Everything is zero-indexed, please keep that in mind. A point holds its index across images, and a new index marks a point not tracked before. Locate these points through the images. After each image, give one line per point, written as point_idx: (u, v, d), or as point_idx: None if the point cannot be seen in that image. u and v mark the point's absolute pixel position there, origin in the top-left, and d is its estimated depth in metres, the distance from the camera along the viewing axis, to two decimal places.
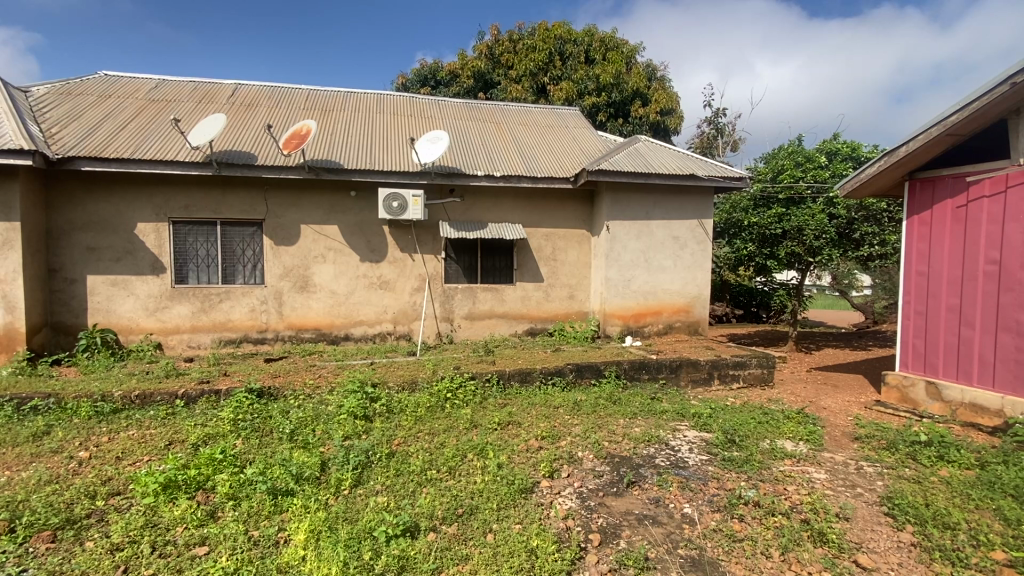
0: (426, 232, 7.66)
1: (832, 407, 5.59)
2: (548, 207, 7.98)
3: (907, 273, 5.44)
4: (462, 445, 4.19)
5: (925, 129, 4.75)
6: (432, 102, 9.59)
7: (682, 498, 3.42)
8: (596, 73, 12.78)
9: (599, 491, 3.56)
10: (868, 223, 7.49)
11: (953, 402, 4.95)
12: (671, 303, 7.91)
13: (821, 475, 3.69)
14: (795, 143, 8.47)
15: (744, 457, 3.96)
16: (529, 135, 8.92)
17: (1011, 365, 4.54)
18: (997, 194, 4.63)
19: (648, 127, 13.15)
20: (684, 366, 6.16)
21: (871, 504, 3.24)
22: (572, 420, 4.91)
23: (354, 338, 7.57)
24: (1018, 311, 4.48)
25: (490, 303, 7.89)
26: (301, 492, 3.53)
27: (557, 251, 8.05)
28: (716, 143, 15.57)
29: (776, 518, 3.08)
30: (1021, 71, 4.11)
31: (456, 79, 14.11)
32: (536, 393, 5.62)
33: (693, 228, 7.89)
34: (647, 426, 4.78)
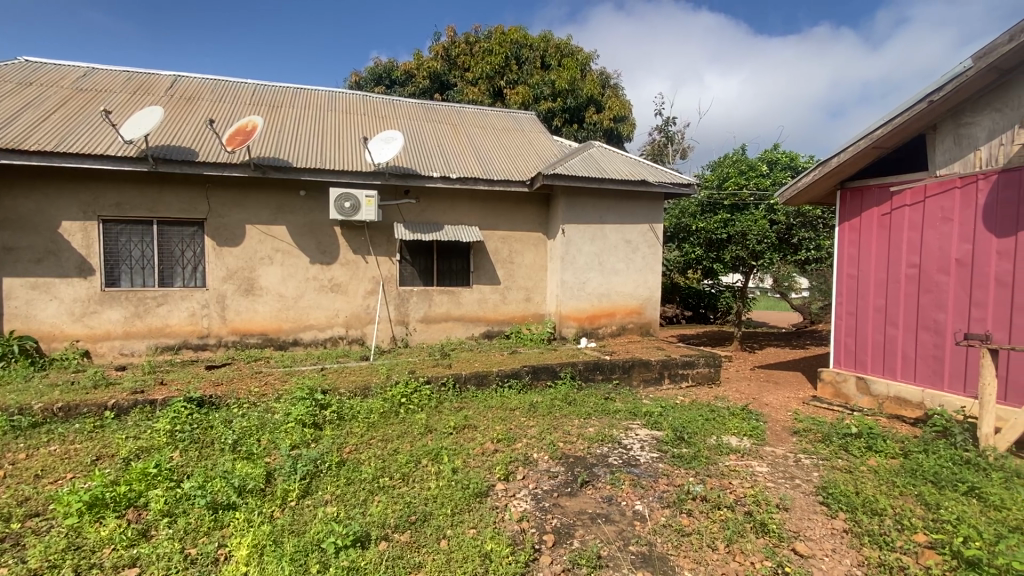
0: (380, 233, 7.50)
1: (773, 403, 5.88)
2: (504, 209, 8.00)
3: (839, 276, 5.82)
4: (417, 450, 4.12)
5: (854, 141, 5.09)
6: (386, 101, 9.42)
7: (634, 496, 3.49)
8: (551, 79, 12.91)
9: (553, 491, 3.58)
10: (805, 229, 7.98)
11: (880, 396, 5.33)
12: (624, 304, 8.09)
13: (763, 468, 3.87)
14: (739, 152, 8.88)
15: (693, 454, 4.10)
16: (485, 137, 8.92)
17: (929, 360, 4.93)
18: (916, 203, 5.03)
19: (602, 133, 13.42)
20: (636, 366, 6.33)
21: (808, 494, 3.43)
22: (528, 422, 4.93)
23: (304, 343, 7.31)
24: (936, 311, 4.87)
25: (446, 306, 7.81)
26: (245, 505, 3.36)
27: (513, 254, 8.07)
28: (666, 150, 16.13)
29: (721, 511, 3.19)
30: (937, 90, 4.48)
31: (412, 79, 13.99)
32: (492, 396, 5.62)
33: (644, 232, 8.11)
34: (601, 426, 4.87)
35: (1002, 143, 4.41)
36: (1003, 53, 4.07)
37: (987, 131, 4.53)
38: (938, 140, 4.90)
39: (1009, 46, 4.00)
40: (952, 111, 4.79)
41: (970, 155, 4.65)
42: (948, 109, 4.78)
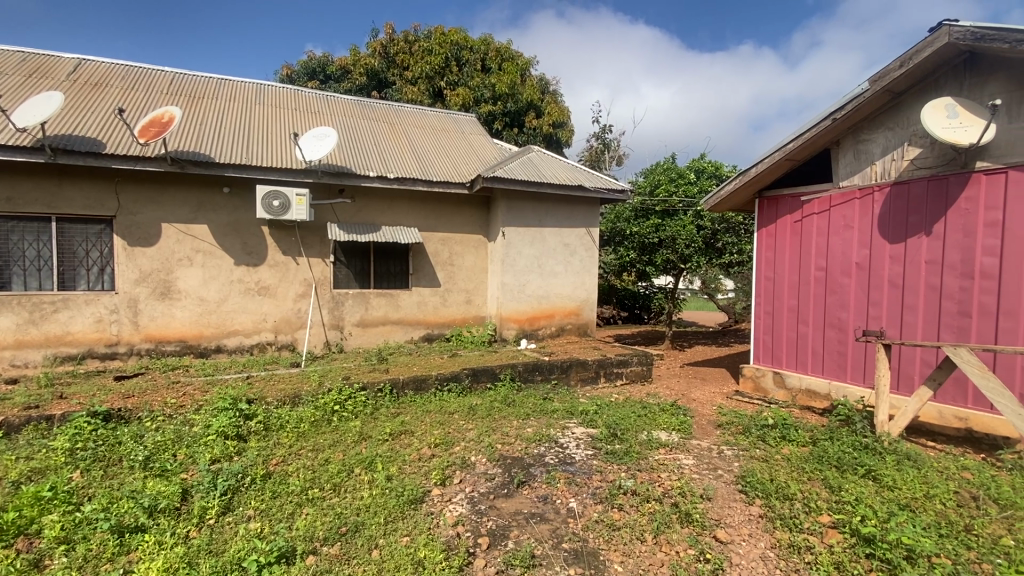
0: (313, 234, 7.20)
1: (700, 398, 6.21)
2: (444, 211, 7.92)
3: (758, 278, 6.24)
4: (349, 459, 3.99)
5: (769, 153, 5.49)
6: (320, 96, 9.06)
7: (568, 493, 3.56)
8: (492, 82, 12.96)
9: (489, 494, 3.58)
10: (728, 234, 8.52)
11: (794, 389, 5.77)
12: (563, 306, 8.25)
13: (689, 461, 4.08)
14: (670, 160, 9.32)
15: (625, 449, 4.24)
16: (424, 137, 8.80)
17: (835, 355, 5.39)
18: (823, 212, 5.50)
19: (542, 138, 13.62)
20: (573, 366, 6.47)
21: (729, 483, 3.65)
22: (466, 425, 4.90)
23: (228, 349, 6.88)
24: (840, 310, 5.34)
25: (384, 309, 7.61)
26: (156, 526, 3.11)
27: (453, 256, 8.01)
28: (603, 157, 16.65)
29: (650, 504, 3.32)
30: (839, 109, 4.93)
31: (348, 75, 13.58)
32: (431, 400, 5.54)
33: (582, 236, 8.32)
34: (539, 426, 4.93)
35: (894, 158, 4.91)
36: (895, 78, 4.55)
37: (881, 148, 5.03)
38: (841, 154, 5.38)
39: (900, 71, 4.48)
40: (852, 129, 5.28)
41: (868, 169, 5.13)
42: (848, 127, 5.26)
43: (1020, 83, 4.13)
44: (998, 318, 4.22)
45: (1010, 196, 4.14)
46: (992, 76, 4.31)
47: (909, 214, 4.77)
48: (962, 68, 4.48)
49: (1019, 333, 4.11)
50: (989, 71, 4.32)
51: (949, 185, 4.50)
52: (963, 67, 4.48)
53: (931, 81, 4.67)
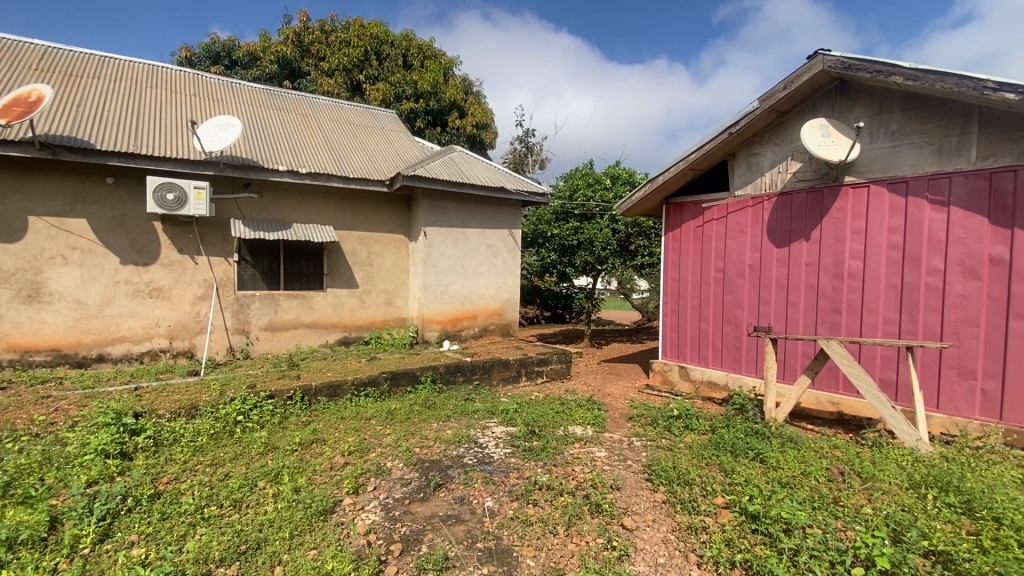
0: (215, 231, 6.67)
1: (614, 393, 6.51)
2: (362, 210, 7.66)
3: (665, 279, 6.66)
4: (252, 472, 3.73)
5: (674, 163, 5.88)
6: (223, 82, 8.40)
7: (485, 493, 3.58)
8: (413, 79, 12.72)
9: (404, 499, 3.51)
10: (641, 237, 9.01)
11: (697, 381, 6.22)
12: (486, 307, 8.28)
13: (601, 453, 4.26)
14: (588, 166, 9.68)
15: (542, 446, 4.35)
16: (340, 132, 8.45)
17: (731, 349, 5.88)
18: (721, 218, 5.98)
19: (465, 139, 13.57)
20: (495, 366, 6.52)
21: (637, 473, 3.86)
22: (383, 430, 4.77)
23: (112, 358, 6.19)
24: (736, 308, 5.83)
25: (296, 311, 7.21)
26: (15, 561, 2.71)
27: (372, 255, 7.77)
28: (526, 160, 16.94)
29: (563, 497, 3.43)
30: (733, 124, 5.39)
31: (257, 62, 12.84)
32: (346, 406, 5.33)
33: (504, 237, 8.40)
34: (458, 427, 4.91)
35: (780, 171, 5.45)
36: (780, 99, 5.04)
37: (769, 161, 5.56)
38: (736, 166, 5.88)
39: (784, 93, 4.97)
40: (745, 143, 5.79)
41: (759, 180, 5.65)
42: (742, 141, 5.77)
43: (879, 109, 4.73)
44: (862, 314, 4.83)
45: (871, 208, 4.75)
46: (857, 101, 4.90)
47: (792, 221, 5.32)
48: (834, 93, 5.06)
49: (879, 327, 4.73)
50: (855, 96, 4.91)
51: (824, 197, 5.08)
52: (834, 92, 5.06)
53: (809, 103, 5.24)
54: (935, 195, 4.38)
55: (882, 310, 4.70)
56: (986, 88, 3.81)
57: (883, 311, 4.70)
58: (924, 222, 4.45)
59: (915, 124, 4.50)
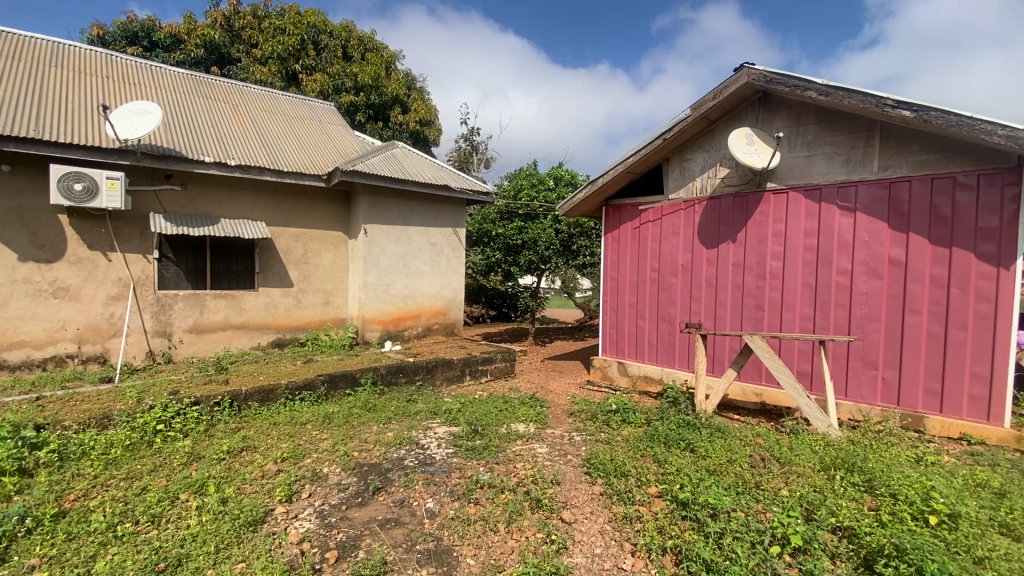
0: (132, 226, 6.17)
1: (556, 389, 6.63)
2: (297, 205, 7.35)
3: (605, 278, 6.86)
4: (174, 484, 3.49)
5: (613, 166, 6.07)
6: (142, 65, 7.78)
7: (426, 494, 3.55)
8: (353, 72, 12.34)
9: (341, 505, 3.41)
10: (582, 238, 9.27)
11: (634, 376, 6.46)
12: (429, 306, 8.18)
13: (542, 449, 4.34)
14: (531, 167, 9.80)
15: (484, 445, 4.35)
16: (274, 123, 8.04)
17: (666, 345, 6.15)
18: (656, 220, 6.24)
19: (408, 135, 13.32)
20: (438, 365, 6.46)
21: (577, 467, 3.96)
22: (320, 434, 4.61)
23: (9, 365, 5.58)
24: (670, 306, 6.11)
25: (224, 312, 6.81)
26: None
27: (308, 253, 7.47)
28: (470, 159, 16.88)
29: (504, 495, 3.47)
30: (667, 130, 5.63)
31: (181, 45, 11.97)
32: (279, 411, 5.10)
33: (448, 235, 8.33)
34: (399, 429, 4.82)
35: (710, 176, 5.76)
36: (710, 107, 5.32)
37: (700, 166, 5.86)
38: (670, 170, 6.15)
39: (714, 102, 5.25)
40: (678, 148, 6.06)
41: (690, 184, 5.94)
42: (675, 147, 6.04)
43: (797, 120, 5.11)
44: (782, 311, 5.20)
45: (790, 213, 5.13)
46: (777, 112, 5.27)
47: (720, 224, 5.64)
48: (758, 104, 5.40)
49: (796, 323, 5.11)
50: (775, 108, 5.28)
51: (748, 202, 5.42)
52: (758, 103, 5.41)
53: (736, 113, 5.57)
54: (843, 202, 4.79)
55: (799, 307, 5.09)
56: (886, 105, 4.22)
57: (800, 308, 5.08)
58: (835, 226, 4.85)
59: (827, 136, 4.90)
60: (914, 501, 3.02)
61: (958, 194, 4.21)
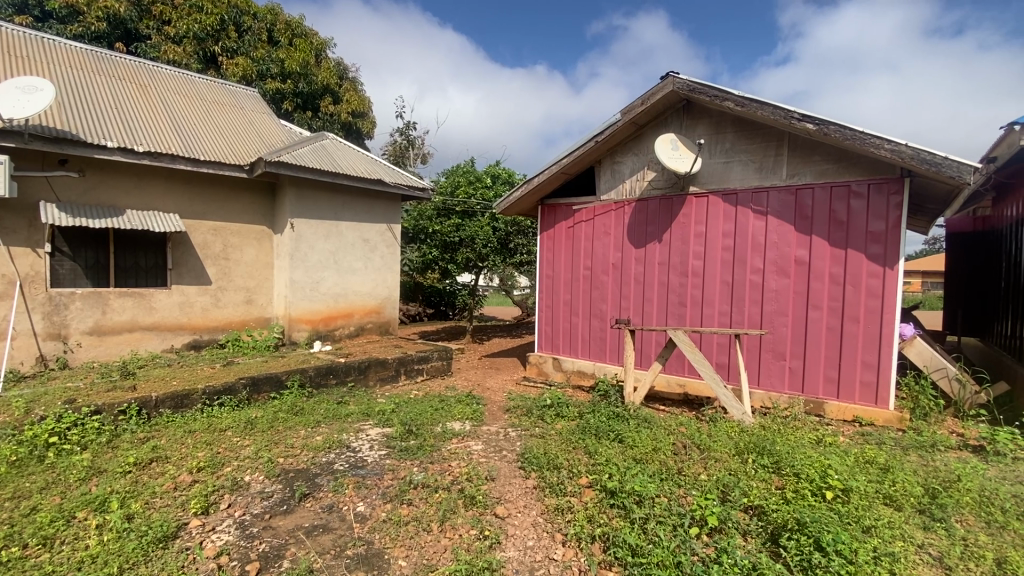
0: (17, 216, 5.50)
1: (492, 386, 6.67)
2: (216, 197, 6.87)
3: (540, 276, 6.98)
4: (69, 503, 3.16)
5: (548, 166, 6.18)
6: (30, 35, 6.92)
7: (357, 498, 3.45)
8: (279, 57, 11.69)
9: (264, 514, 3.24)
10: (520, 236, 9.42)
11: (569, 371, 6.62)
12: (362, 304, 7.93)
13: (478, 446, 4.35)
14: (468, 164, 9.78)
15: (418, 444, 4.29)
16: (189, 108, 7.45)
17: (598, 341, 6.36)
18: (589, 220, 6.43)
19: (339, 126, 12.82)
20: (372, 366, 6.29)
21: (512, 462, 4.01)
22: (242, 441, 4.35)
23: None
24: (602, 302, 6.32)
25: (131, 312, 6.24)
26: None
27: (228, 249, 7.01)
28: (406, 154, 16.54)
29: (438, 493, 3.44)
30: (600, 133, 5.81)
31: (79, 17, 10.79)
32: (195, 418, 4.74)
33: (382, 231, 8.12)
34: (329, 433, 4.65)
35: (638, 179, 6.01)
36: (639, 113, 5.54)
37: (630, 169, 6.10)
38: (602, 172, 6.36)
39: (642, 107, 5.47)
40: (609, 151, 6.28)
41: (620, 186, 6.18)
42: (607, 150, 6.25)
43: (716, 129, 5.46)
44: (703, 307, 5.54)
45: (710, 215, 5.47)
46: (699, 120, 5.60)
47: (647, 224, 5.91)
48: (682, 111, 5.70)
49: (715, 318, 5.46)
50: (697, 116, 5.60)
51: (673, 204, 5.72)
52: (682, 111, 5.71)
53: (662, 119, 5.86)
54: (756, 206, 5.17)
55: (717, 303, 5.44)
56: (794, 118, 4.60)
57: (719, 304, 5.44)
58: (749, 229, 5.23)
59: (743, 144, 5.27)
60: (813, 479, 3.34)
61: (852, 201, 4.68)
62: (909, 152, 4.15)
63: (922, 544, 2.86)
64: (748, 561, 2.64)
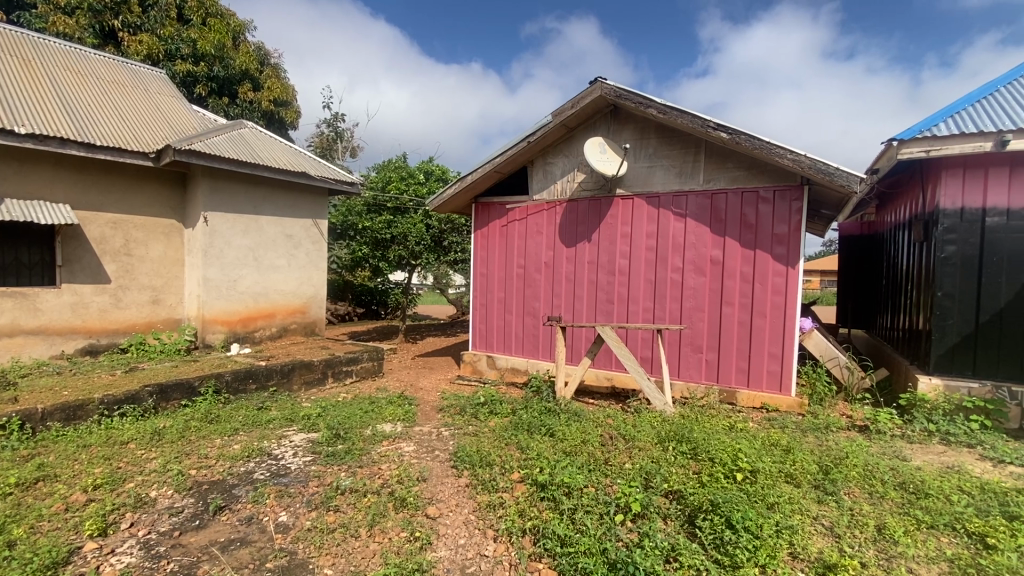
0: None
1: (425, 386, 6.58)
2: (116, 187, 6.25)
3: (474, 274, 6.98)
4: None
5: (481, 165, 6.19)
6: None
7: (279, 507, 3.28)
8: (191, 37, 10.79)
9: (173, 532, 3.00)
10: (454, 233, 9.37)
11: (503, 369, 6.68)
12: (286, 304, 7.53)
13: (409, 447, 4.28)
14: (400, 159, 9.56)
15: (346, 449, 4.15)
16: (82, 87, 6.70)
17: (530, 338, 6.47)
18: (522, 219, 6.52)
19: (260, 115, 12.06)
20: (297, 369, 5.99)
21: (444, 461, 3.99)
22: (148, 454, 4.00)
23: None
24: (535, 300, 6.42)
25: (11, 314, 5.52)
26: None
27: (131, 244, 6.40)
28: (334, 146, 15.87)
29: (367, 498, 3.35)
30: (532, 134, 5.90)
31: None
32: (91, 431, 4.29)
33: (307, 227, 7.76)
34: (248, 440, 4.38)
35: (568, 180, 6.17)
36: (569, 115, 5.68)
37: (561, 170, 6.25)
38: (534, 172, 6.46)
39: (572, 110, 5.61)
40: (541, 152, 6.39)
41: (552, 187, 6.31)
42: (539, 151, 6.36)
43: (641, 134, 5.72)
44: (629, 304, 5.79)
45: (635, 216, 5.73)
46: (625, 125, 5.83)
47: (578, 224, 6.09)
48: (609, 116, 5.92)
49: (640, 315, 5.73)
50: (623, 121, 5.84)
51: (601, 205, 5.93)
52: (609, 116, 5.93)
53: (591, 123, 6.05)
54: (677, 209, 5.48)
55: (642, 301, 5.71)
56: (710, 127, 4.92)
57: (643, 301, 5.71)
58: (670, 230, 5.54)
59: (665, 150, 5.56)
60: (726, 462, 3.60)
61: (760, 205, 5.09)
62: (808, 162, 4.56)
63: (817, 516, 3.17)
64: (667, 543, 2.81)
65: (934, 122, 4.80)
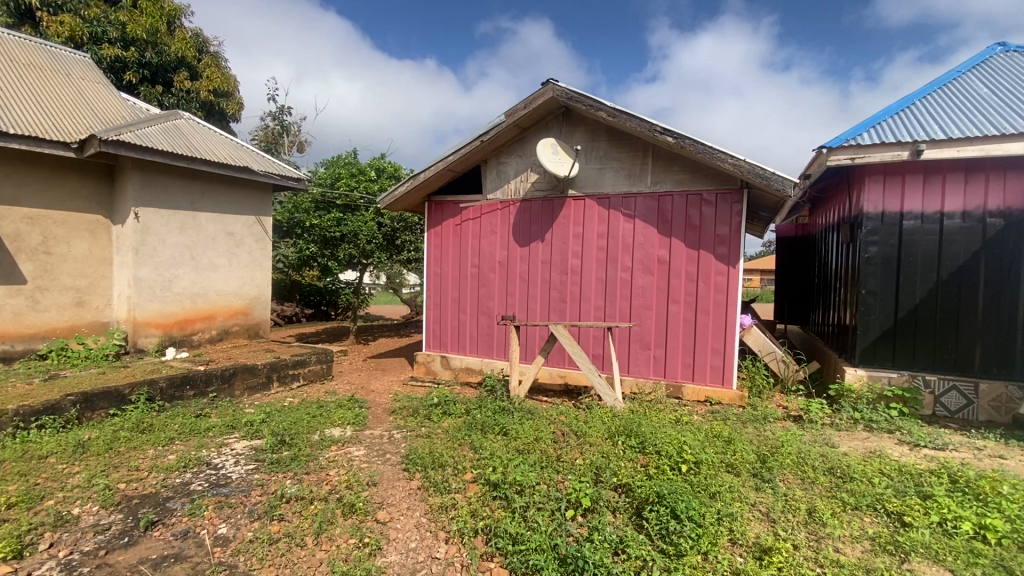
0: None
1: (377, 388, 6.44)
2: (33, 179, 5.75)
3: (427, 274, 6.90)
4: None
5: (434, 163, 6.12)
6: None
7: (218, 519, 3.12)
8: (120, 20, 10.06)
9: (98, 551, 2.80)
10: (407, 232, 9.22)
11: (456, 369, 6.64)
12: (226, 305, 7.17)
13: (359, 452, 4.17)
14: (350, 155, 9.30)
15: (292, 455, 3.99)
16: None
17: (485, 338, 6.46)
18: (476, 218, 6.50)
19: (199, 105, 11.40)
20: (239, 373, 5.72)
21: (395, 464, 3.92)
22: (70, 468, 3.70)
23: None
24: (489, 299, 6.42)
25: None
26: None
27: (50, 241, 5.90)
28: (280, 141, 15.23)
29: (313, 505, 3.24)
30: (485, 133, 5.89)
31: None
32: (3, 445, 3.92)
33: (250, 224, 7.42)
34: (185, 450, 4.14)
35: (521, 180, 6.21)
36: (522, 116, 5.72)
37: (514, 170, 6.27)
38: (487, 171, 6.45)
39: (525, 111, 5.65)
40: (494, 151, 6.39)
41: (505, 186, 6.33)
42: (492, 150, 6.36)
43: (592, 136, 5.83)
44: (581, 303, 5.90)
45: (587, 217, 5.83)
46: (576, 127, 5.93)
47: (531, 224, 6.13)
48: (561, 118, 6.00)
49: (591, 313, 5.85)
50: (575, 123, 5.94)
51: (554, 206, 6.00)
52: (561, 118, 6.01)
53: (543, 124, 6.11)
54: (626, 210, 5.63)
55: (593, 299, 5.83)
56: (656, 131, 5.08)
57: (594, 300, 5.83)
58: (620, 231, 5.68)
59: (615, 152, 5.70)
60: (671, 454, 3.73)
61: (704, 208, 5.31)
62: (747, 167, 4.80)
63: (754, 503, 3.35)
64: (616, 535, 2.89)
65: (859, 132, 5.16)
